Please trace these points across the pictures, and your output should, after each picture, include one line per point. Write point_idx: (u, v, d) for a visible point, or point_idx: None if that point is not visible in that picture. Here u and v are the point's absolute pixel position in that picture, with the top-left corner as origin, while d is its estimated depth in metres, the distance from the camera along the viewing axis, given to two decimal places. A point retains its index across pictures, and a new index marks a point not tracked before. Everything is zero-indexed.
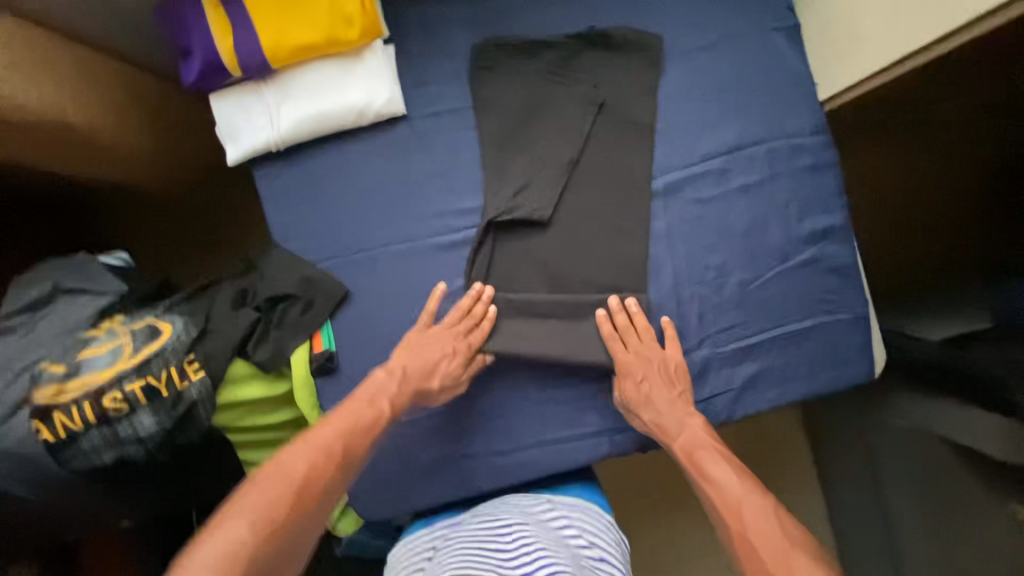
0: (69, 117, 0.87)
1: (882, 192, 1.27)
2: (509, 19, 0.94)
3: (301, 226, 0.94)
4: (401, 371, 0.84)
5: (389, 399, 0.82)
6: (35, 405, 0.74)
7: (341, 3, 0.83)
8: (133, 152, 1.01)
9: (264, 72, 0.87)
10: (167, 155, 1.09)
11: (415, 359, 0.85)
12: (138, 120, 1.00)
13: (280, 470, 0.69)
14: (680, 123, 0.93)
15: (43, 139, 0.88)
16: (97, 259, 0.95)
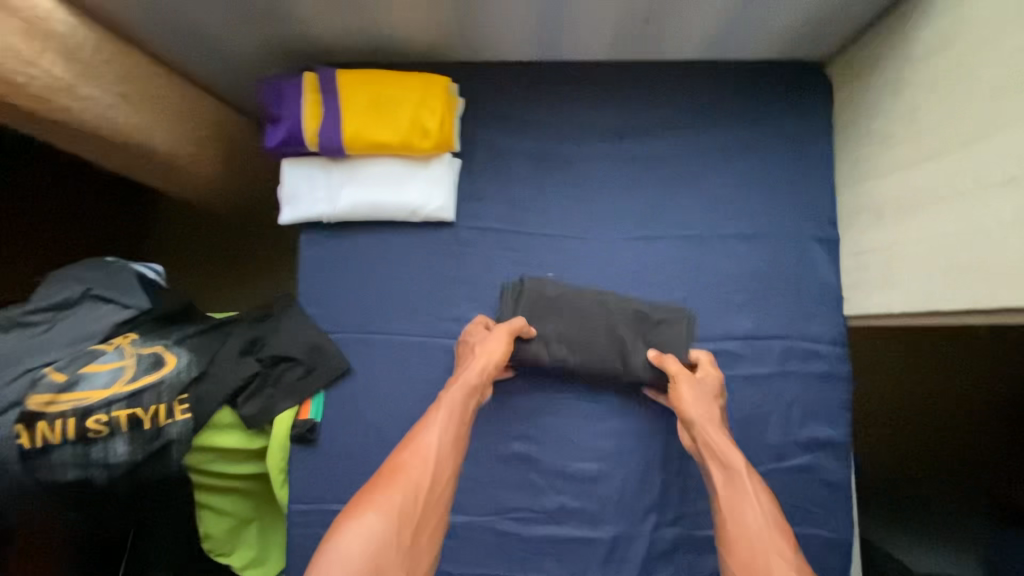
0: (154, 142, 0.95)
1: (896, 404, 1.23)
2: (571, 161, 1.01)
3: (325, 292, 0.98)
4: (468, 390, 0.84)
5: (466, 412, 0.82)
6: (24, 409, 0.76)
7: (422, 118, 0.91)
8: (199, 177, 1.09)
9: (337, 155, 0.94)
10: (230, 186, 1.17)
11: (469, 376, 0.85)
12: (211, 156, 1.08)
13: (410, 463, 0.75)
14: (704, 299, 0.96)
15: (123, 154, 0.94)
16: (130, 265, 0.99)
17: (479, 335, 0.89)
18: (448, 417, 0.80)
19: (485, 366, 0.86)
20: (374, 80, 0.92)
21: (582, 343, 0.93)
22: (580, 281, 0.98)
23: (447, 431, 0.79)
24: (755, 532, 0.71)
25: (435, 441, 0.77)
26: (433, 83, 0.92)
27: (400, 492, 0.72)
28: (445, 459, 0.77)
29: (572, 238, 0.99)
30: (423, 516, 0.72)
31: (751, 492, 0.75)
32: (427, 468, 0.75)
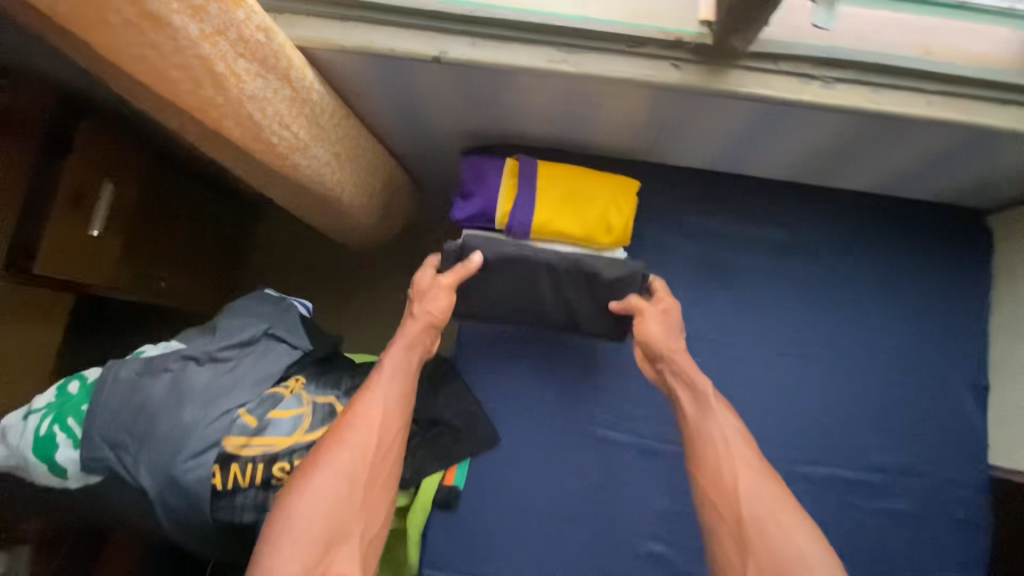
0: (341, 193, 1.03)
1: None
2: (729, 269, 1.05)
3: (481, 361, 1.03)
4: (416, 334, 0.87)
5: (417, 352, 0.87)
6: (222, 448, 0.79)
7: (608, 214, 0.96)
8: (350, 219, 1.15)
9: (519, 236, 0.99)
10: (369, 222, 1.22)
11: (421, 319, 0.88)
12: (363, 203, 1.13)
13: (363, 415, 0.79)
14: (849, 425, 0.99)
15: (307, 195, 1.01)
16: (293, 302, 1.02)
17: (423, 286, 0.91)
18: (392, 360, 0.84)
19: (431, 310, 0.89)
20: (568, 175, 0.98)
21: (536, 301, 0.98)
22: (729, 388, 1.00)
23: (391, 390, 0.82)
24: (738, 463, 0.77)
25: (382, 399, 0.81)
26: (622, 186, 0.98)
27: (348, 452, 0.75)
28: (389, 408, 0.81)
29: (725, 344, 1.02)
30: (371, 475, 0.76)
31: (720, 426, 0.81)
32: (367, 432, 0.78)
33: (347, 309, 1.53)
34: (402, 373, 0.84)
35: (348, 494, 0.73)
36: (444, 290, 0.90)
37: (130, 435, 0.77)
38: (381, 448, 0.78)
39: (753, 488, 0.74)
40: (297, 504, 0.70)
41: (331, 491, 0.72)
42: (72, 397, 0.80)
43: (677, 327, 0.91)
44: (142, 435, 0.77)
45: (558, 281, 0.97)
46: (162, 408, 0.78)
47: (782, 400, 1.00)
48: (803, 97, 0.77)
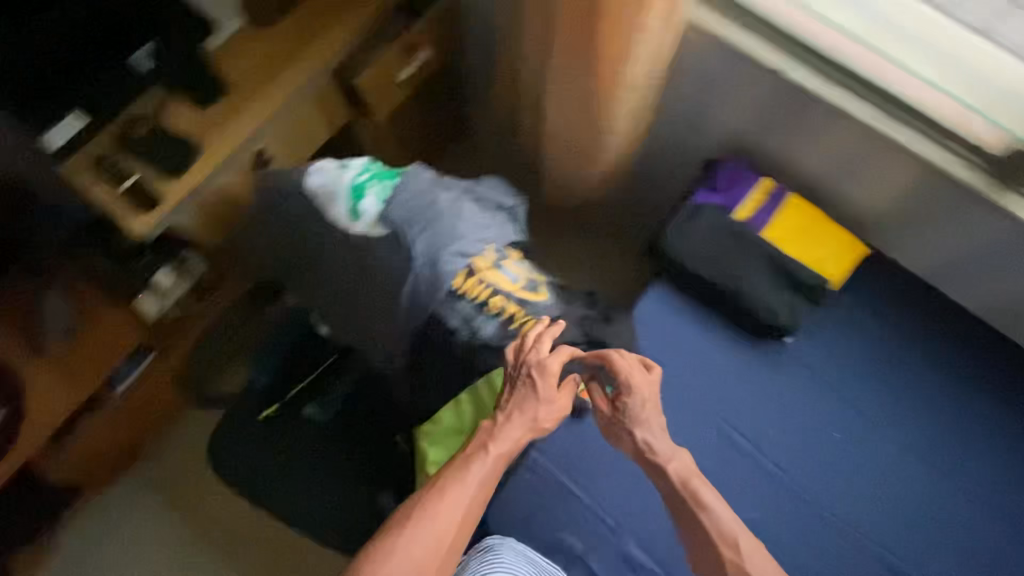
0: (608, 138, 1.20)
1: None
2: (896, 363, 1.12)
3: (653, 327, 1.15)
4: (512, 424, 0.90)
5: (510, 444, 0.89)
6: (470, 262, 0.97)
7: (825, 261, 1.09)
8: (592, 173, 1.33)
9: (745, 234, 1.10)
10: (595, 180, 1.39)
11: (511, 431, 0.89)
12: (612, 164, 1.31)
13: (447, 510, 0.84)
14: (938, 544, 1.05)
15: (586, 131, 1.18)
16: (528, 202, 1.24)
17: (499, 430, 0.90)
18: (481, 461, 0.88)
19: (525, 426, 0.90)
20: (810, 213, 1.10)
21: (739, 280, 1.08)
22: (847, 457, 1.09)
23: (487, 473, 0.87)
24: (749, 554, 0.84)
25: (476, 484, 0.86)
26: (847, 244, 1.10)
27: (426, 548, 0.81)
28: (472, 502, 0.86)
29: (863, 426, 1.10)
30: (451, 550, 0.84)
31: (713, 509, 0.87)
32: (455, 528, 0.84)
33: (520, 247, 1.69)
34: (492, 466, 0.88)
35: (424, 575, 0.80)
36: (547, 401, 0.90)
37: (425, 211, 0.97)
38: (465, 525, 0.85)
39: (745, 563, 0.84)
40: None
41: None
42: (382, 170, 1.02)
43: (652, 389, 0.91)
44: (432, 217, 0.98)
45: (765, 266, 1.08)
46: (452, 210, 1.00)
47: (887, 491, 1.07)
48: None
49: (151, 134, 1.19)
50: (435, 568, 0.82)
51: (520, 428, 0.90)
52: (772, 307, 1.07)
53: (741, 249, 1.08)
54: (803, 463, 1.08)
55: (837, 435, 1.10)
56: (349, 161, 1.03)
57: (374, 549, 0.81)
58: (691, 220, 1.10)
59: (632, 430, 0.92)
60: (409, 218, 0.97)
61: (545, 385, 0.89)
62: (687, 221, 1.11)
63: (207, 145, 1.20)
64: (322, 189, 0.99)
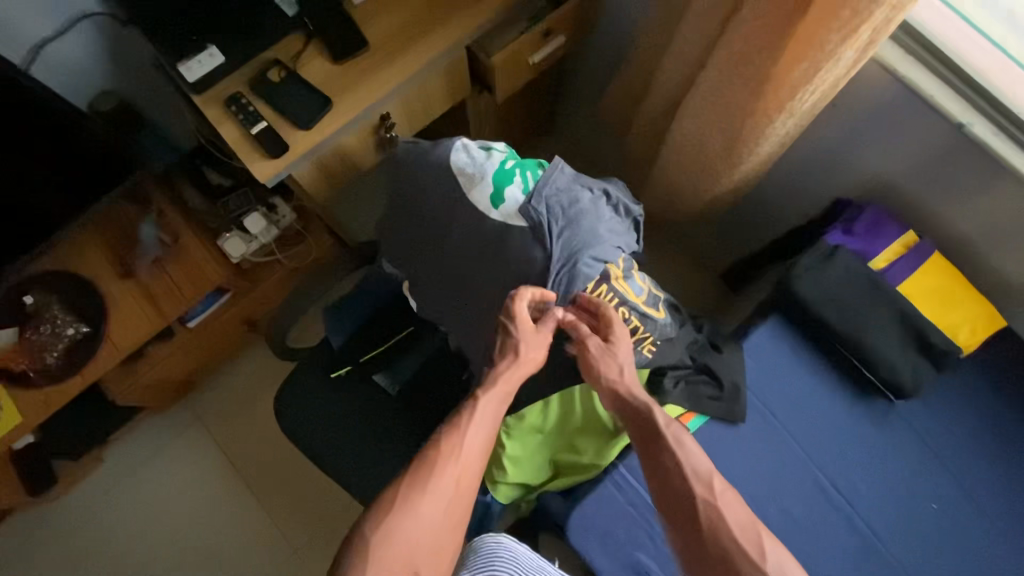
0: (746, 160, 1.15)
1: None
2: (1015, 445, 1.07)
3: (760, 363, 1.12)
4: (509, 374, 0.85)
5: (508, 389, 0.84)
6: (604, 269, 0.96)
7: (958, 328, 1.05)
8: (712, 192, 1.28)
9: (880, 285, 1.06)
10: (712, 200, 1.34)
11: (504, 378, 0.84)
12: (736, 187, 1.26)
13: (455, 456, 0.76)
14: None
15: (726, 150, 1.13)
16: None
17: (493, 379, 0.84)
18: (477, 406, 0.81)
19: (514, 374, 0.85)
20: (951, 276, 1.06)
21: (865, 332, 1.04)
22: (949, 533, 1.03)
23: (487, 424, 0.80)
24: (722, 492, 0.74)
25: (478, 432, 0.79)
26: (986, 315, 1.05)
27: (439, 498, 0.73)
28: (479, 448, 0.78)
29: (975, 507, 1.04)
30: (468, 502, 0.75)
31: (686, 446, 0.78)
32: (468, 464, 0.76)
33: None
34: (493, 412, 0.82)
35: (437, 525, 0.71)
36: (537, 346, 0.87)
37: (568, 211, 0.95)
38: (473, 475, 0.76)
39: (712, 501, 0.73)
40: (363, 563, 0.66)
41: (409, 535, 0.69)
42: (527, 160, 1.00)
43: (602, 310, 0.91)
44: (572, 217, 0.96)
45: (896, 324, 1.04)
46: (590, 213, 0.98)
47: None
48: None
49: (285, 77, 1.18)
50: (449, 521, 0.73)
51: (510, 373, 0.85)
52: (894, 366, 1.04)
53: (873, 301, 1.04)
54: (901, 530, 1.04)
55: (941, 508, 1.04)
56: (491, 143, 1.01)
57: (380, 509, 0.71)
58: (825, 262, 1.06)
59: (614, 360, 0.86)
60: (551, 215, 0.94)
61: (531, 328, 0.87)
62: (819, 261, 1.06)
63: (341, 100, 1.18)
64: (466, 169, 0.97)
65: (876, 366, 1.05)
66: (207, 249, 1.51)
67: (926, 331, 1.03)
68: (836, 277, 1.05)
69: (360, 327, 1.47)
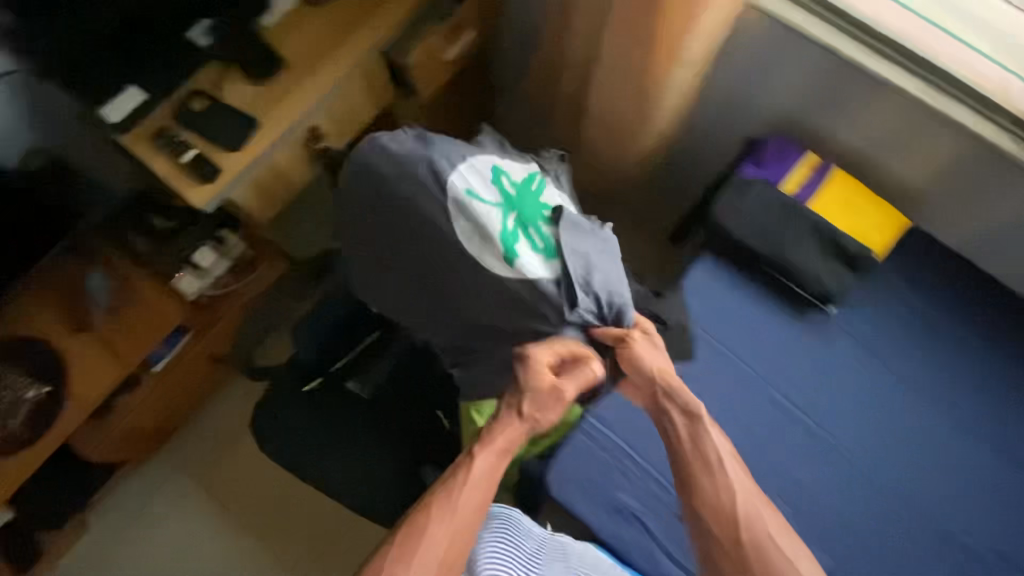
0: (656, 116, 1.23)
1: None
2: (938, 331, 1.16)
3: (702, 299, 1.18)
4: (510, 434, 0.96)
5: (505, 448, 0.95)
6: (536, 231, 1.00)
7: (868, 234, 1.14)
8: (635, 151, 1.35)
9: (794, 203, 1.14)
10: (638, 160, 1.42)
11: (505, 437, 0.95)
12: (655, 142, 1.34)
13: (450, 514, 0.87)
14: (981, 503, 1.08)
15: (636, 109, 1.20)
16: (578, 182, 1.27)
17: (491, 437, 0.95)
18: (475, 466, 0.92)
19: (512, 430, 0.96)
20: (854, 188, 1.15)
21: (786, 251, 1.12)
22: (894, 422, 1.12)
23: (481, 485, 0.90)
24: (749, 500, 0.89)
25: (471, 495, 0.89)
26: (889, 218, 1.15)
27: (431, 557, 0.83)
28: (472, 508, 0.88)
29: (911, 395, 1.13)
30: (460, 558, 0.85)
31: (731, 472, 0.92)
32: (460, 524, 0.87)
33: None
34: (490, 472, 0.92)
35: None
36: (550, 400, 0.97)
37: (579, 262, 1.00)
38: (466, 536, 0.87)
39: (745, 503, 0.88)
40: None
41: None
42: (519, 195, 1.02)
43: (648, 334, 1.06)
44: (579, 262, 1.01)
45: (812, 240, 1.12)
46: (602, 262, 1.03)
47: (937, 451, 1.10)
48: None
49: (207, 107, 1.21)
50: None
51: (512, 430, 0.96)
52: (820, 277, 1.12)
53: (788, 222, 1.12)
54: (850, 428, 1.12)
55: (884, 401, 1.13)
56: (490, 194, 0.99)
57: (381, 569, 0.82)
58: (739, 191, 1.15)
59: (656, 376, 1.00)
60: (575, 279, 0.98)
61: (545, 381, 0.96)
62: (734, 193, 1.15)
63: (266, 119, 1.21)
64: (473, 236, 0.97)
65: (802, 280, 1.13)
66: (159, 289, 1.51)
67: (840, 240, 1.11)
68: (751, 205, 1.13)
69: (327, 339, 1.47)
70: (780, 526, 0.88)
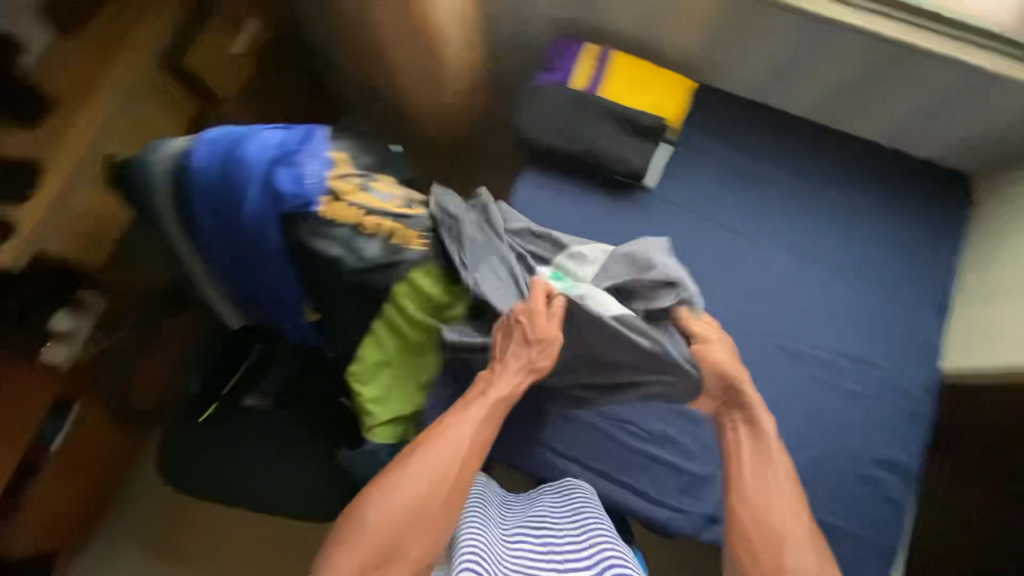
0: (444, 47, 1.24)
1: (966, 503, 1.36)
2: (752, 177, 1.24)
3: (534, 210, 1.22)
4: (506, 366, 0.92)
5: (509, 392, 0.91)
6: (332, 187, 0.99)
7: (661, 105, 1.20)
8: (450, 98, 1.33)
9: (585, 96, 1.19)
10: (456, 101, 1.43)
11: (509, 381, 0.91)
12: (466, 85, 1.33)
13: (451, 443, 0.84)
14: (826, 316, 1.17)
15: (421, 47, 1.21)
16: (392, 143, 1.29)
17: (493, 379, 0.91)
18: (485, 406, 0.88)
19: (521, 366, 0.91)
20: (637, 67, 1.21)
21: (591, 142, 1.17)
22: (733, 269, 1.19)
23: (484, 422, 0.88)
24: (787, 509, 0.82)
25: (473, 429, 0.86)
26: (676, 86, 1.21)
27: (419, 487, 0.80)
28: (471, 441, 0.85)
29: (748, 241, 1.20)
30: (449, 497, 0.81)
31: (780, 476, 0.85)
32: (457, 459, 0.83)
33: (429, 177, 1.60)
34: (494, 405, 0.89)
35: (417, 517, 0.78)
36: (538, 353, 0.92)
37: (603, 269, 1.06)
38: (464, 467, 0.84)
39: (806, 532, 0.80)
40: (357, 517, 0.79)
41: (403, 507, 0.79)
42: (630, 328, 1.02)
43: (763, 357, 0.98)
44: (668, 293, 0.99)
45: (610, 125, 1.17)
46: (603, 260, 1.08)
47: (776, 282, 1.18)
48: (841, 13, 1.04)
49: None
50: (429, 509, 0.79)
51: (516, 368, 0.91)
52: (628, 157, 1.17)
53: (587, 115, 1.17)
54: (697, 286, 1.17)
55: (720, 254, 1.19)
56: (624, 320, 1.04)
57: (373, 487, 0.81)
58: (534, 98, 1.20)
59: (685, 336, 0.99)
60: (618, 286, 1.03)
61: (531, 329, 0.92)
62: (531, 102, 1.19)
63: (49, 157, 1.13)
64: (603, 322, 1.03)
65: (613, 164, 1.18)
66: None
67: (635, 118, 1.17)
68: (549, 109, 1.18)
69: (214, 366, 1.47)
70: (814, 534, 0.81)
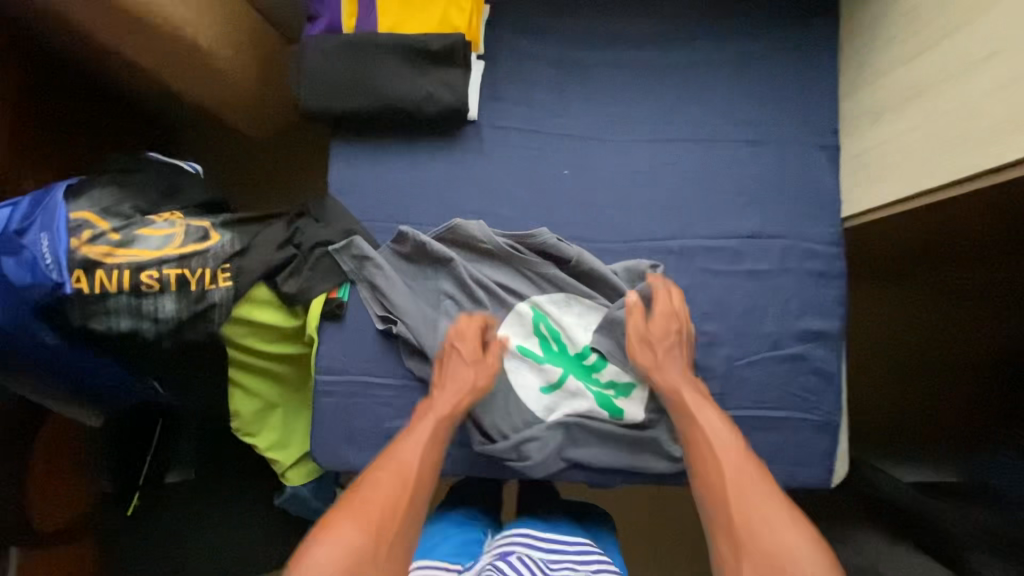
0: None
1: (909, 335, 1.31)
2: (588, 67, 1.06)
3: (358, 188, 1.04)
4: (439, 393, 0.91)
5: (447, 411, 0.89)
6: (85, 256, 0.83)
7: (450, 17, 1.00)
8: (230, 91, 1.11)
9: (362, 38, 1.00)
10: None
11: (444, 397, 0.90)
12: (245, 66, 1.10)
13: (396, 471, 0.81)
14: (708, 198, 1.03)
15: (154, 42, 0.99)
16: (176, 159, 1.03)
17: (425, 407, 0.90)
18: (422, 428, 0.87)
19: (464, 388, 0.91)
20: None
21: (386, 89, 0.98)
22: (595, 181, 1.03)
23: (427, 445, 0.85)
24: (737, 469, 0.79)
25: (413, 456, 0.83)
26: None
27: (360, 528, 0.73)
28: (412, 467, 0.82)
29: (604, 143, 1.04)
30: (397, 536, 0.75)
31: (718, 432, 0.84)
32: (397, 488, 0.79)
33: (255, 185, 1.41)
34: (433, 432, 0.87)
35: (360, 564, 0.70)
36: (480, 373, 0.93)
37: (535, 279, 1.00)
38: (415, 490, 0.80)
39: (759, 494, 0.76)
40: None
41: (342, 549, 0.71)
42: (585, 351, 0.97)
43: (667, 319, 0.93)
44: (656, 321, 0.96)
45: (400, 63, 0.99)
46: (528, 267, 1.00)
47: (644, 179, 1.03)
48: None
49: None
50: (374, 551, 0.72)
51: (457, 394, 0.90)
52: (432, 92, 0.99)
53: (369, 60, 0.98)
54: (560, 214, 1.03)
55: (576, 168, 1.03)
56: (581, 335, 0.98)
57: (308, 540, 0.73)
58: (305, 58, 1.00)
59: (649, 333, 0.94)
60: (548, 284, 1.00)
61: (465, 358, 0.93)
62: (304, 65, 0.99)
63: None
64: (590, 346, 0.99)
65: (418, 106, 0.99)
66: None
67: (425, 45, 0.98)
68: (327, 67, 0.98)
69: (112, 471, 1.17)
70: (762, 479, 0.78)
